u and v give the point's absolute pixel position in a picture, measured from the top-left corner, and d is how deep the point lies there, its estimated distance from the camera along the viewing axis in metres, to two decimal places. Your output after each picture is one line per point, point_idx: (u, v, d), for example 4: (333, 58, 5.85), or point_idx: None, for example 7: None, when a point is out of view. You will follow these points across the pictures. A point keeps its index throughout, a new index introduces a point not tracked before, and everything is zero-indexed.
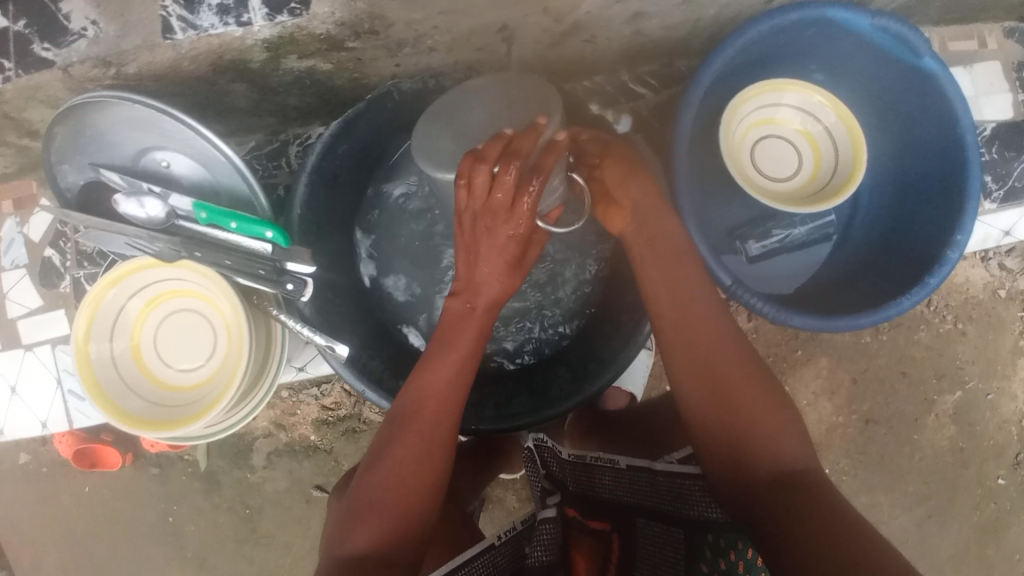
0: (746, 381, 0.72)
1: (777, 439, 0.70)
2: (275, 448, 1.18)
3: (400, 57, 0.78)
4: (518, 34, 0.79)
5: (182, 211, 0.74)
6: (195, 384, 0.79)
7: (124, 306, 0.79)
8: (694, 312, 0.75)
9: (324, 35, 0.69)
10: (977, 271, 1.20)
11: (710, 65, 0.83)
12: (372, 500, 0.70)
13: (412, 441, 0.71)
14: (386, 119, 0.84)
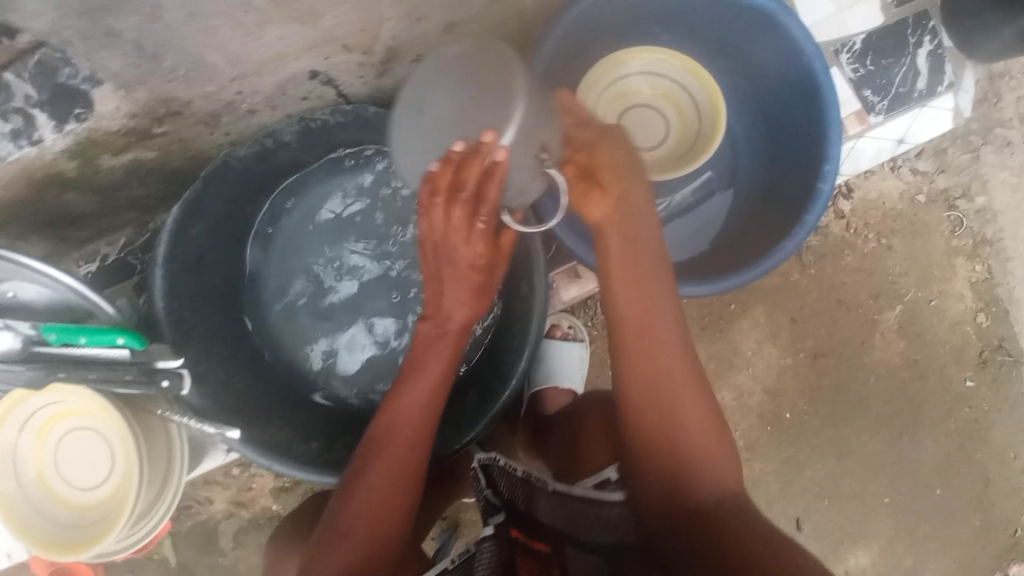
0: (692, 392, 0.72)
1: (714, 460, 0.70)
2: (240, 526, 1.17)
3: (224, 126, 0.76)
4: (334, 75, 0.76)
5: (34, 335, 0.69)
6: (103, 501, 0.80)
7: (14, 442, 0.78)
8: (651, 311, 0.72)
9: (125, 129, 0.67)
10: (887, 183, 1.19)
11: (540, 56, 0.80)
12: (343, 533, 0.64)
13: (388, 467, 0.67)
14: (233, 186, 0.82)
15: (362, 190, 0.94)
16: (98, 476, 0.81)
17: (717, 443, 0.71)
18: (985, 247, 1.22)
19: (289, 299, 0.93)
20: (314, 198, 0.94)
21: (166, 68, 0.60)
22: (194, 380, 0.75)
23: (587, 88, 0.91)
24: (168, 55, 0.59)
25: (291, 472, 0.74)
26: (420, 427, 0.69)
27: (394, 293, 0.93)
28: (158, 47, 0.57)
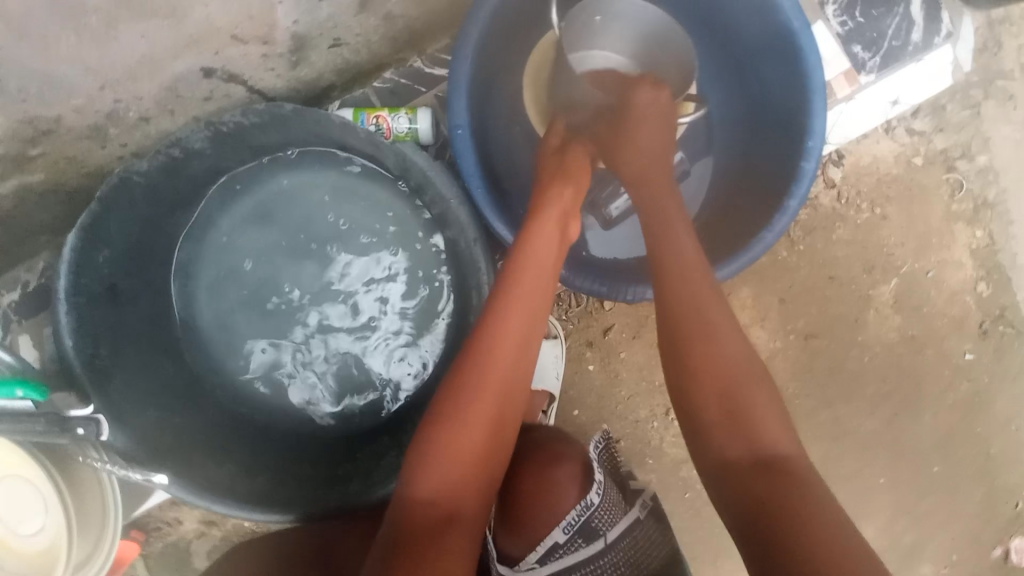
0: (725, 342, 0.62)
1: (758, 415, 0.59)
2: (212, 545, 1.13)
3: (117, 138, 0.68)
4: (237, 72, 0.67)
5: None
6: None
7: None
8: (683, 262, 0.67)
9: None
10: (877, 149, 1.09)
11: (466, 37, 0.70)
12: (449, 444, 0.58)
13: (495, 377, 0.60)
14: (140, 204, 0.73)
15: (298, 200, 0.86)
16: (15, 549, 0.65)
17: (759, 395, 0.60)
18: (986, 210, 1.12)
19: (235, 323, 0.86)
20: (245, 211, 0.86)
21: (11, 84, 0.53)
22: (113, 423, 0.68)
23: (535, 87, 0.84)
24: (7, 68, 0.51)
25: (231, 515, 0.67)
26: (522, 338, 0.62)
27: (352, 302, 0.86)
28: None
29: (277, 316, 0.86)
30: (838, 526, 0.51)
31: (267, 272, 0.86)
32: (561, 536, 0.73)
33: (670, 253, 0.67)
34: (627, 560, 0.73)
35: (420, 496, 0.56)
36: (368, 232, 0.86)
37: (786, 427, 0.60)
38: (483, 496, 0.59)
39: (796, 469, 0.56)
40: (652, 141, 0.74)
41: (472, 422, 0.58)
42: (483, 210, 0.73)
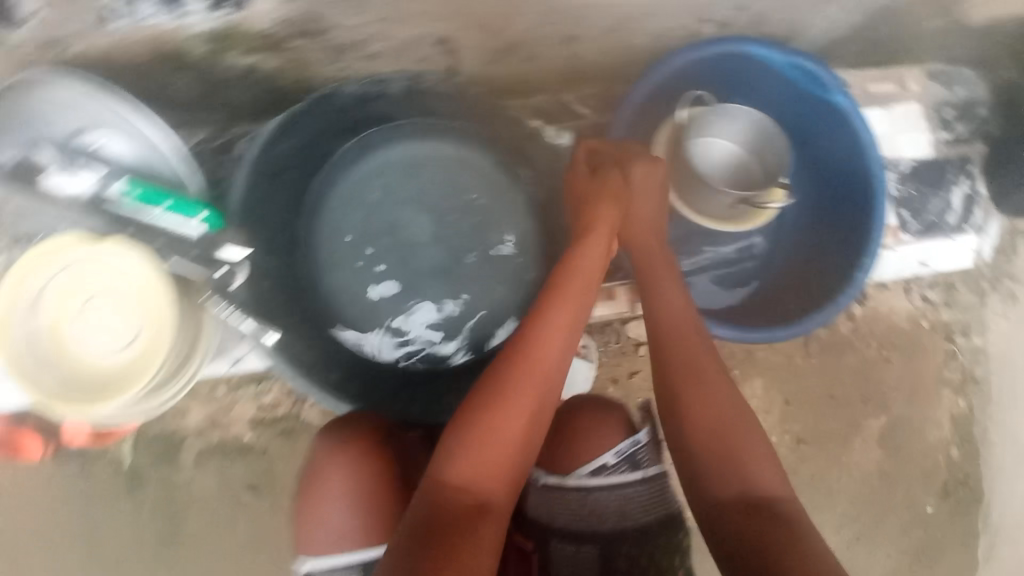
0: (712, 397, 0.75)
1: (749, 461, 0.71)
2: (205, 446, 1.15)
3: (346, 61, 0.86)
4: (460, 47, 0.88)
5: (109, 195, 0.74)
6: (75, 370, 0.76)
7: (45, 284, 0.75)
8: (676, 318, 0.81)
9: (267, 33, 0.80)
10: (897, 302, 1.27)
11: (635, 91, 0.90)
12: (478, 444, 0.67)
13: (528, 392, 0.70)
14: (332, 115, 0.87)
15: (440, 166, 0.98)
16: (101, 349, 0.76)
17: (750, 441, 0.73)
18: (971, 385, 1.30)
19: (347, 247, 0.96)
20: (393, 158, 0.97)
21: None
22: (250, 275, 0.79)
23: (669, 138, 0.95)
24: None
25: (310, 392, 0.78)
26: (555, 359, 0.72)
27: (455, 267, 0.97)
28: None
29: (388, 254, 0.97)
30: (819, 559, 0.62)
31: (395, 209, 0.97)
32: (611, 459, 0.80)
33: (662, 310, 0.81)
34: (659, 496, 0.80)
35: (450, 486, 0.65)
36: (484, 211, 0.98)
37: (772, 467, 0.72)
38: (508, 488, 0.68)
39: (782, 507, 0.68)
40: (650, 195, 0.87)
41: (502, 428, 0.68)
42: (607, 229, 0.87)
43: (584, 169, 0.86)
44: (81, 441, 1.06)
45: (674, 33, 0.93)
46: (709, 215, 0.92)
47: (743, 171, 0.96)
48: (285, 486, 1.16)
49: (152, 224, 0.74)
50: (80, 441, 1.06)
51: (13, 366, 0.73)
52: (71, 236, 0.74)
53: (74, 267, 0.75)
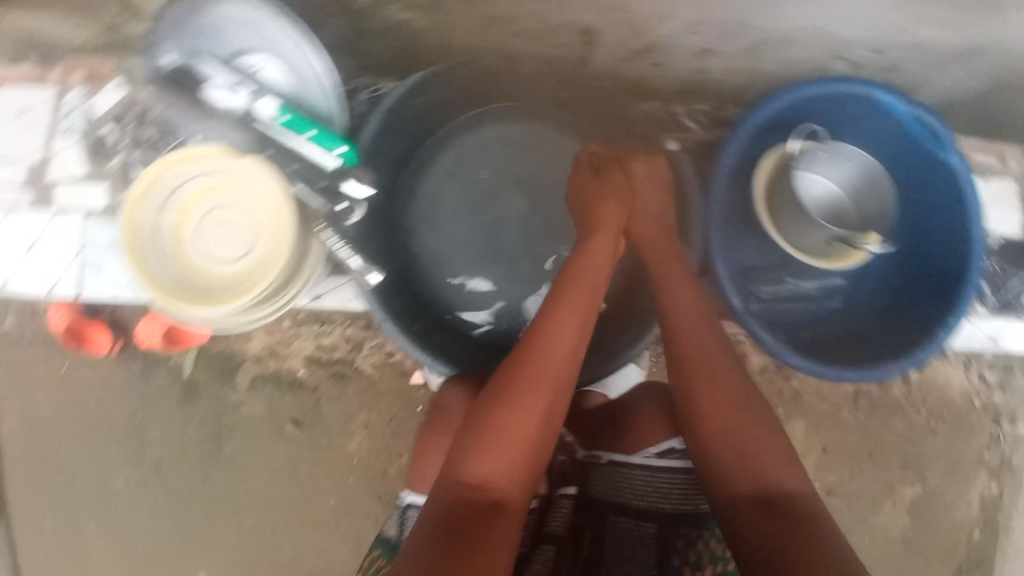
0: (725, 399, 0.76)
1: (764, 460, 0.71)
2: (261, 372, 1.19)
3: (488, 32, 0.90)
4: (599, 38, 0.91)
5: (258, 114, 0.77)
6: (186, 270, 0.80)
7: (180, 184, 0.80)
8: (682, 320, 0.82)
9: None
10: (955, 374, 1.26)
11: (762, 110, 0.89)
12: (489, 442, 0.69)
13: (536, 394, 0.72)
14: (463, 79, 0.89)
15: (548, 150, 0.99)
16: (216, 257, 0.81)
17: (766, 439, 0.74)
18: (1011, 473, 1.28)
19: (446, 212, 0.99)
20: (504, 135, 0.99)
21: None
22: (364, 214, 0.83)
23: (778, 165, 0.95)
24: None
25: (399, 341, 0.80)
26: (564, 362, 0.75)
27: (543, 252, 0.98)
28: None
29: (482, 226, 0.99)
30: (833, 553, 0.62)
31: (496, 182, 0.99)
32: (679, 442, 0.84)
33: (673, 315, 0.83)
34: None
35: (463, 483, 0.67)
36: None
37: (789, 463, 0.72)
38: (522, 484, 0.70)
39: (796, 501, 0.68)
40: (655, 187, 0.88)
41: (512, 428, 0.70)
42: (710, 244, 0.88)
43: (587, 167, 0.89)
44: (152, 343, 1.09)
45: (804, 66, 0.94)
46: (806, 249, 0.93)
47: (844, 211, 0.97)
48: (327, 425, 1.20)
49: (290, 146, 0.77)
50: (151, 342, 1.08)
51: (135, 255, 0.78)
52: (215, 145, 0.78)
53: (211, 175, 0.79)
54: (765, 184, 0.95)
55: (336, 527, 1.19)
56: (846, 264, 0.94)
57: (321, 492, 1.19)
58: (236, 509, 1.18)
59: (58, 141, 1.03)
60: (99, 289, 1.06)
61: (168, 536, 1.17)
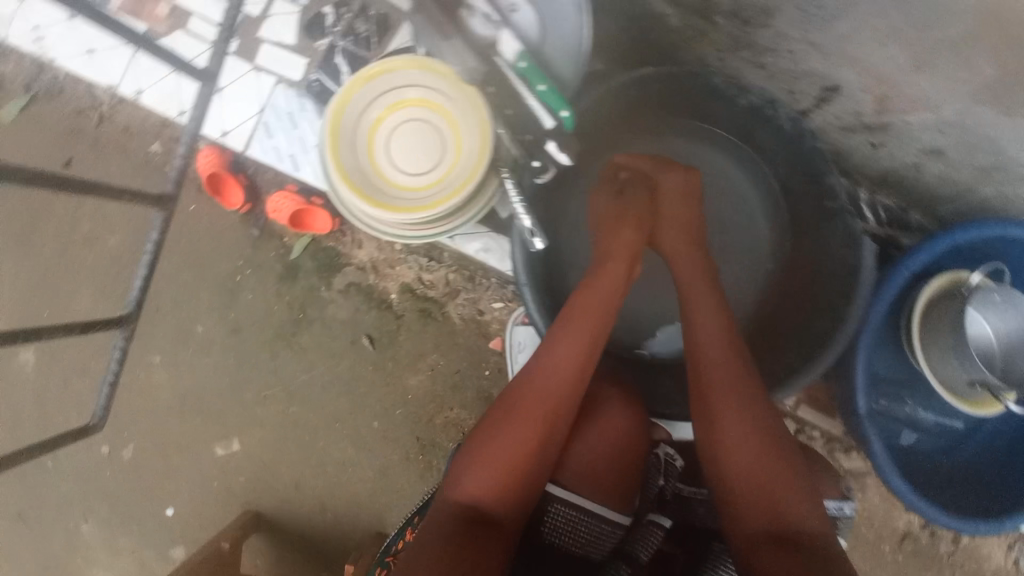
0: (738, 428, 0.70)
1: (786, 501, 0.65)
2: (356, 281, 1.21)
3: (730, 53, 0.82)
4: (834, 101, 0.82)
5: (501, 51, 0.75)
6: (366, 164, 0.82)
7: (404, 85, 0.81)
8: (700, 341, 0.76)
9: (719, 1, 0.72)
10: (1015, 564, 1.17)
11: (963, 233, 0.85)
12: (481, 460, 0.70)
13: (527, 414, 0.72)
14: (683, 91, 0.87)
15: (728, 190, 1.01)
16: (398, 166, 0.82)
17: (785, 474, 0.67)
18: None
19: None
20: (693, 158, 1.00)
21: (822, 6, 0.66)
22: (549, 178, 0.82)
23: (949, 289, 0.92)
24: None
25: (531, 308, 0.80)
26: (557, 383, 0.74)
27: None
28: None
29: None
30: None
31: None
32: None
33: (696, 341, 0.77)
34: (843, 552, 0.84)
35: (455, 501, 0.68)
36: (733, 244, 1.01)
37: (812, 502, 0.66)
38: (511, 501, 0.69)
39: (817, 547, 0.62)
40: (677, 197, 0.88)
41: (500, 448, 0.71)
42: (857, 344, 0.84)
43: (618, 176, 0.91)
44: (278, 217, 1.07)
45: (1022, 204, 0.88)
46: (943, 381, 0.92)
47: (994, 356, 0.93)
48: (397, 353, 1.22)
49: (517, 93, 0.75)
50: (277, 217, 1.06)
51: (331, 134, 0.80)
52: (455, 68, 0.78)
53: (433, 95, 0.81)
54: (929, 306, 0.92)
55: (368, 450, 1.21)
56: (979, 407, 0.93)
57: (368, 413, 1.21)
58: (287, 396, 1.22)
59: (280, 4, 1.03)
60: (261, 151, 1.07)
61: (220, 396, 1.22)
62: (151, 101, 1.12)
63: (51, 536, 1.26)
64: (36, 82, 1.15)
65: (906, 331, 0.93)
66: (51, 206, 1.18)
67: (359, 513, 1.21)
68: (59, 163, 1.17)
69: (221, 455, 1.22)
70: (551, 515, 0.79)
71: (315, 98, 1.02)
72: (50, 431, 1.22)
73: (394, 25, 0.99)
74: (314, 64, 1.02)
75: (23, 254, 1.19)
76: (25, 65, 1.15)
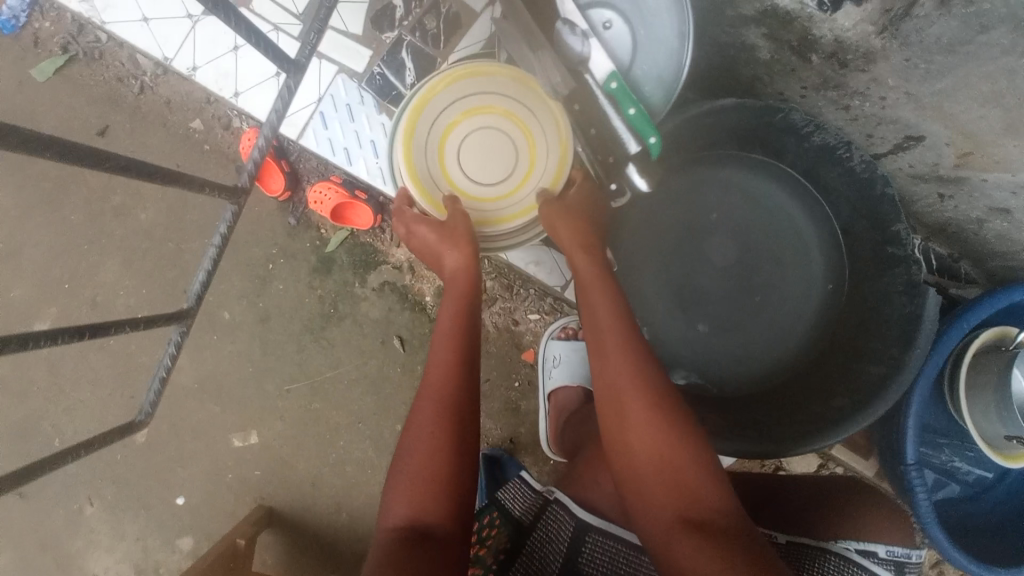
0: (644, 425, 0.66)
1: (696, 493, 0.63)
2: (391, 281, 1.16)
3: (814, 91, 0.81)
4: (913, 150, 0.81)
5: (593, 72, 0.77)
6: (436, 167, 0.79)
7: (489, 91, 0.78)
8: (603, 335, 0.71)
9: (819, 41, 0.71)
10: None
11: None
12: (404, 479, 0.66)
13: (430, 422, 0.68)
14: (759, 124, 0.86)
15: (789, 225, 0.97)
16: (467, 172, 0.79)
17: (693, 462, 0.65)
18: None
19: (651, 233, 0.97)
20: (756, 190, 0.97)
21: (930, 60, 0.65)
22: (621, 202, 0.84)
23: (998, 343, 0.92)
24: (930, 38, 0.63)
25: None
26: (450, 390, 0.70)
27: (725, 310, 0.96)
28: (962, 57, 0.63)
29: (681, 262, 0.96)
30: None
31: (724, 225, 0.96)
32: (881, 552, 0.78)
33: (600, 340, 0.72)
34: None
35: (394, 526, 0.64)
36: (790, 281, 0.97)
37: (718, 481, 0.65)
38: (449, 514, 0.64)
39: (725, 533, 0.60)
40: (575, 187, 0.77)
41: (414, 463, 0.66)
42: (908, 395, 0.85)
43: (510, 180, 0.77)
44: (319, 209, 1.04)
45: None
46: (979, 432, 0.91)
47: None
48: (426, 358, 1.17)
49: (604, 112, 0.76)
50: (318, 208, 1.02)
51: (407, 132, 0.78)
52: (545, 86, 0.76)
53: (522, 109, 0.77)
54: (980, 358, 0.92)
55: (389, 454, 1.18)
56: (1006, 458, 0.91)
57: (391, 415, 1.18)
58: (311, 392, 1.19)
59: None
60: (315, 142, 1.04)
61: (242, 385, 1.19)
62: (204, 79, 1.04)
63: (55, 514, 1.22)
64: (76, 43, 1.10)
65: (956, 378, 0.92)
66: (81, 174, 1.13)
67: (375, 516, 1.18)
68: (94, 130, 1.12)
69: (238, 447, 1.19)
70: (589, 546, 0.73)
71: (376, 92, 1.00)
72: (63, 407, 1.18)
73: (465, 24, 0.96)
74: (378, 56, 0.99)
75: (51, 221, 1.15)
76: (66, 24, 1.10)
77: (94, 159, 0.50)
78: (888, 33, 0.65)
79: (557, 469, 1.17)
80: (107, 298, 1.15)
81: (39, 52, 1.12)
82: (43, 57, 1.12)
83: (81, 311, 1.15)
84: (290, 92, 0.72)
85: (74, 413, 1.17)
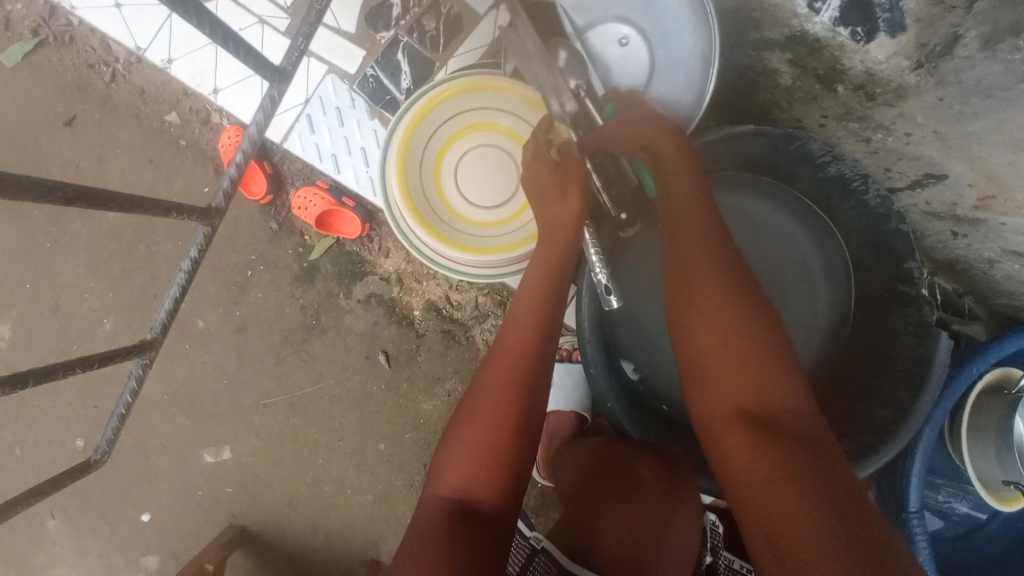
0: (718, 319, 0.61)
1: (768, 386, 0.58)
2: (377, 292, 1.10)
3: (835, 120, 0.77)
4: (932, 187, 0.78)
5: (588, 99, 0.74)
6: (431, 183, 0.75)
7: (494, 107, 0.74)
8: (684, 222, 0.65)
9: (848, 71, 0.68)
10: None
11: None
12: (460, 446, 0.60)
13: (498, 370, 0.62)
14: (773, 148, 0.82)
15: (796, 256, 0.93)
16: (464, 191, 0.75)
17: (770, 366, 0.59)
18: None
19: None
20: (767, 219, 0.93)
21: (966, 102, 0.62)
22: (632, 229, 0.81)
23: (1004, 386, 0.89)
24: (967, 79, 0.60)
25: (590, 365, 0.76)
26: (519, 339, 0.63)
27: None
28: (1001, 102, 0.59)
29: None
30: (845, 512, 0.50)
31: None
32: None
33: (675, 229, 0.66)
34: None
35: (441, 499, 0.58)
36: (794, 314, 0.93)
37: (799, 385, 0.59)
38: (502, 487, 0.58)
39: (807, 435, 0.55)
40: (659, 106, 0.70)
41: (480, 421, 0.60)
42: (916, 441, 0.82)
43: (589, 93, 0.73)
44: (302, 215, 0.97)
45: None
46: (978, 474, 0.88)
47: None
48: (413, 375, 1.10)
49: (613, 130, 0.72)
50: (302, 214, 0.96)
51: (403, 143, 0.73)
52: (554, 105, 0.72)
53: (523, 128, 0.75)
54: (984, 401, 0.89)
55: (370, 473, 1.12)
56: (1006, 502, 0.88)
57: (374, 434, 1.12)
58: (288, 407, 1.12)
59: None
60: (300, 146, 0.98)
61: (216, 398, 1.12)
62: (181, 73, 0.97)
63: (15, 526, 1.15)
64: (46, 27, 1.01)
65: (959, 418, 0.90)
66: (46, 168, 1.05)
67: (354, 536, 1.13)
68: (63, 121, 1.04)
69: (209, 463, 1.13)
70: None
71: (368, 95, 0.94)
72: (24, 416, 1.10)
73: (468, 27, 0.90)
74: (372, 57, 0.93)
75: (14, 217, 1.07)
76: (37, 6, 1.01)
77: (40, 188, 0.46)
78: (924, 69, 0.62)
79: (544, 493, 1.11)
80: (72, 303, 1.07)
81: (5, 33, 1.03)
82: (10, 41, 1.02)
83: (43, 315, 1.07)
84: (274, 101, 0.69)
85: (36, 422, 1.10)
